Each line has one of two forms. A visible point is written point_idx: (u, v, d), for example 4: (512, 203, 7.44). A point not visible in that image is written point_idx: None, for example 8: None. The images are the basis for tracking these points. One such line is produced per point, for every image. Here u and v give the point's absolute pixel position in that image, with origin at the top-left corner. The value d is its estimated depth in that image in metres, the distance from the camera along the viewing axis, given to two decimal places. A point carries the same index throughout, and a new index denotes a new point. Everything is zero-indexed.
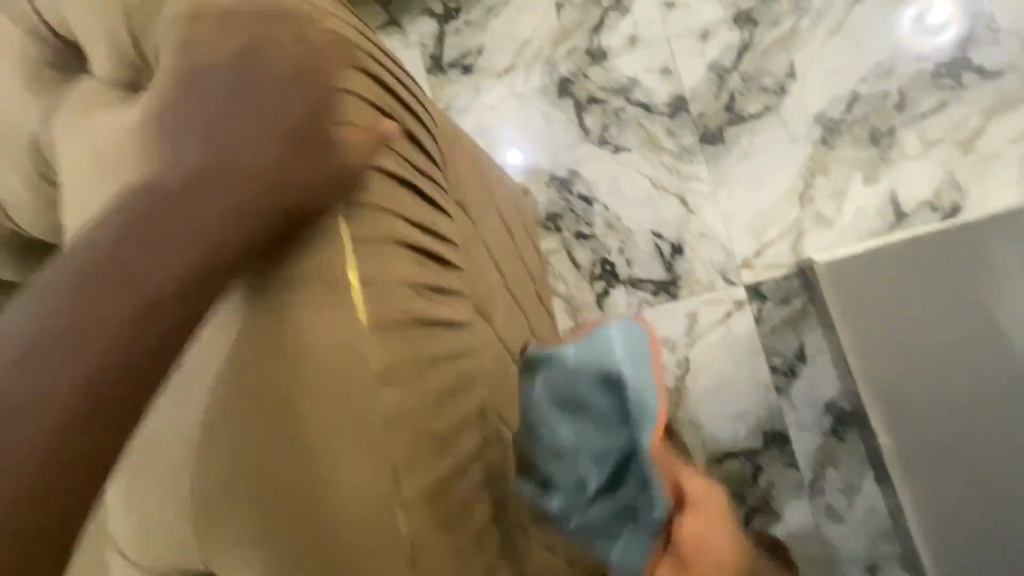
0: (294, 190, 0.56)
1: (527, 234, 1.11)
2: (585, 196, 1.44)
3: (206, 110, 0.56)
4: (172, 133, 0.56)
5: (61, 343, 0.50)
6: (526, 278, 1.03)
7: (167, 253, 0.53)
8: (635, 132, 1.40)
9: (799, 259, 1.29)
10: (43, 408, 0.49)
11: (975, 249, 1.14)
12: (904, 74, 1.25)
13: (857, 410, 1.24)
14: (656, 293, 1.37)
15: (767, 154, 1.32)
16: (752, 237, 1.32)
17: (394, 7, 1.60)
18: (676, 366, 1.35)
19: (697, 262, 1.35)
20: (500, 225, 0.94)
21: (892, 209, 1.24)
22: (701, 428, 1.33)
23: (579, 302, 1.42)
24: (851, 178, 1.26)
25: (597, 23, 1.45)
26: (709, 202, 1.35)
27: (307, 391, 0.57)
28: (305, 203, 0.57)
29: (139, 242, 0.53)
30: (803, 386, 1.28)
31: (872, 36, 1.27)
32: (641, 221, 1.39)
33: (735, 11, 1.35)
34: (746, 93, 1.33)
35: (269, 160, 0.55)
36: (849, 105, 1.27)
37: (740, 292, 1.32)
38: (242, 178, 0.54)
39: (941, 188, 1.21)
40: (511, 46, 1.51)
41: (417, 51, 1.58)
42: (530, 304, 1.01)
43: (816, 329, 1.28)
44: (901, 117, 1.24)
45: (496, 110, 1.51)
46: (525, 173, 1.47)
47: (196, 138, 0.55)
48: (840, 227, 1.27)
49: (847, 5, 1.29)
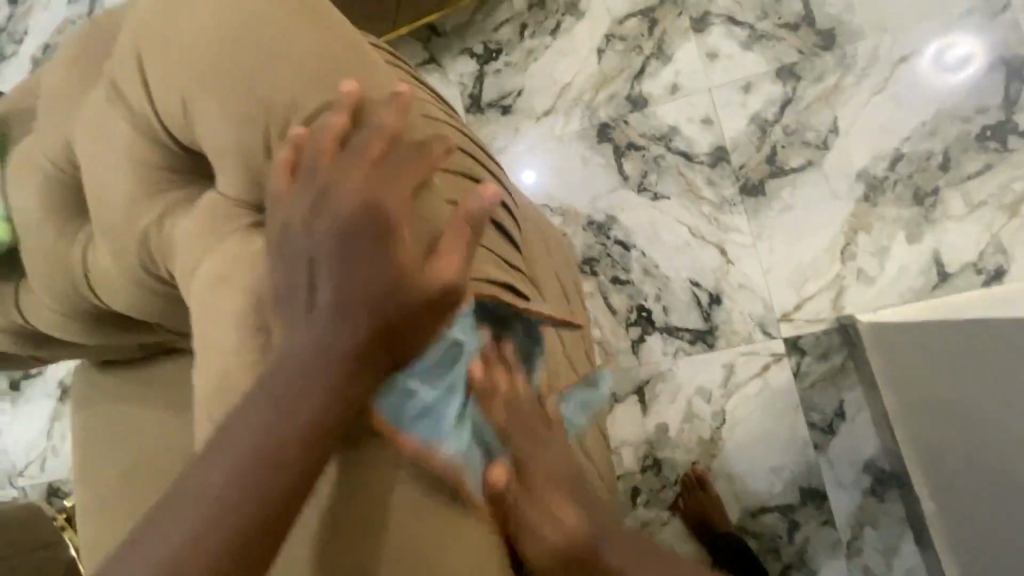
0: (414, 314, 0.58)
1: (572, 287, 1.12)
2: (623, 241, 1.44)
3: (314, 230, 0.59)
4: (307, 273, 0.59)
5: (217, 487, 0.54)
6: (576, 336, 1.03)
7: (307, 392, 0.57)
8: (675, 180, 1.41)
9: (840, 315, 1.28)
10: (197, 551, 0.52)
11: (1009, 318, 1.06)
12: (949, 135, 1.25)
13: (897, 470, 1.23)
14: (693, 342, 1.37)
15: (808, 208, 1.32)
16: (792, 290, 1.32)
17: (435, 46, 1.62)
18: (711, 417, 1.34)
19: (735, 312, 1.34)
20: (557, 285, 0.94)
21: (935, 269, 1.24)
22: (735, 481, 1.32)
23: (613, 347, 1.42)
24: (894, 235, 1.26)
25: (639, 70, 1.46)
26: (749, 253, 1.35)
27: (417, 474, 0.64)
28: (428, 322, 0.60)
29: (278, 392, 0.57)
30: (842, 443, 1.27)
31: (918, 95, 1.28)
32: (679, 270, 1.39)
33: (779, 64, 1.36)
34: (788, 147, 1.34)
35: (388, 292, 0.57)
36: (893, 163, 1.27)
37: (778, 345, 1.32)
38: (371, 313, 0.57)
39: (984, 251, 1.22)
40: (551, 89, 1.52)
41: (457, 90, 1.60)
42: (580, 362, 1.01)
43: (856, 387, 1.27)
44: (945, 177, 1.24)
45: (534, 151, 1.52)
46: (562, 216, 1.48)
47: (326, 275, 0.58)
48: (882, 284, 1.26)
49: (893, 64, 1.30)
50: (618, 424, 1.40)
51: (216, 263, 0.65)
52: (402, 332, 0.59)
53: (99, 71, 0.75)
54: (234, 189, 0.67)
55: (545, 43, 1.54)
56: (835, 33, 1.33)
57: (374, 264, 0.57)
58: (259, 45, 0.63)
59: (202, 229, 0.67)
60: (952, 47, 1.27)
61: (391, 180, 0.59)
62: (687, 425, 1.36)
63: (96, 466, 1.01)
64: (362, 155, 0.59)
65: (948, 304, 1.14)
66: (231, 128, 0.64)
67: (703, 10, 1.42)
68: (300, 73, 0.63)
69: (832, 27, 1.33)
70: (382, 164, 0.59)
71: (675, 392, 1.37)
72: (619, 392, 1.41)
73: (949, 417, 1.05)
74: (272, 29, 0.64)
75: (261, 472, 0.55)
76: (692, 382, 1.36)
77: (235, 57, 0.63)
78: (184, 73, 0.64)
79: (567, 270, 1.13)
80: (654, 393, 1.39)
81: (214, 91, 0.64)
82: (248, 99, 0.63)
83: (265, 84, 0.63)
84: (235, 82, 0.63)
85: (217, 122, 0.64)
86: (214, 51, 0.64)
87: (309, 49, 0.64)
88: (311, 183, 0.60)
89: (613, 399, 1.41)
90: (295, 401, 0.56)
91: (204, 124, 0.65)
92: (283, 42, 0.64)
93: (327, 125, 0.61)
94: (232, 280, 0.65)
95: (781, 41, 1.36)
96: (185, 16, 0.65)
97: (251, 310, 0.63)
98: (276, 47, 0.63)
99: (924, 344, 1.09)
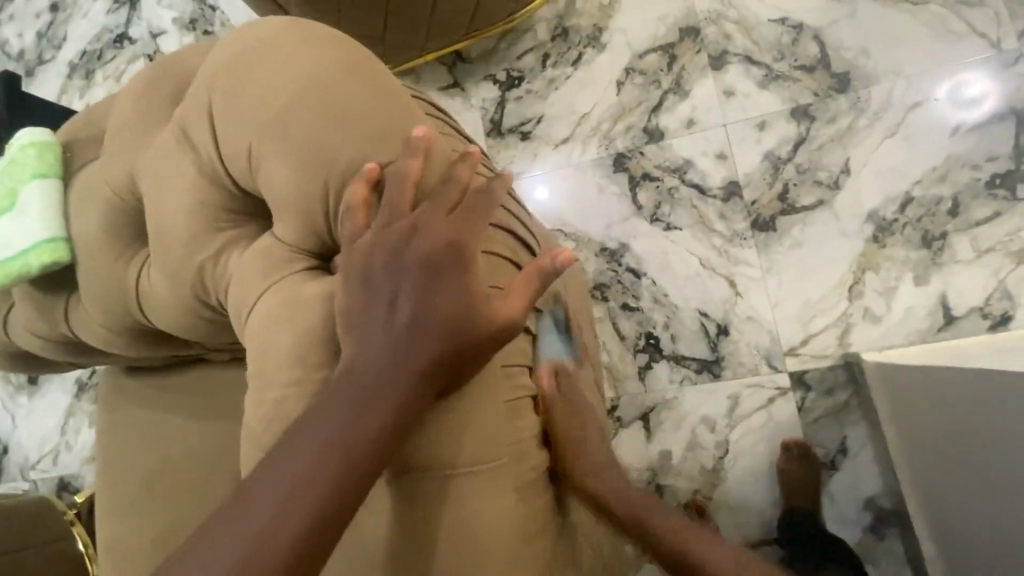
0: (475, 348, 0.67)
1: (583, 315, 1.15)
2: (634, 269, 1.47)
3: (389, 260, 0.66)
4: (386, 300, 0.66)
5: (296, 480, 0.62)
6: (586, 364, 1.07)
7: (380, 404, 0.64)
8: (688, 212, 1.44)
9: (845, 352, 1.30)
10: (277, 538, 0.60)
11: (999, 355, 1.08)
12: (959, 181, 1.28)
13: (898, 508, 1.24)
14: (699, 372, 1.39)
15: (818, 246, 1.35)
16: (799, 325, 1.34)
17: (459, 71, 1.68)
18: (715, 446, 1.37)
19: (743, 344, 1.37)
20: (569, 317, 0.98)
21: (941, 311, 1.26)
22: (736, 510, 1.34)
23: (621, 372, 1.45)
24: (902, 276, 1.29)
25: (657, 103, 1.50)
26: (758, 287, 1.37)
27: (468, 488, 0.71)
28: (485, 355, 0.68)
29: (353, 402, 0.64)
30: (844, 479, 1.28)
31: (929, 139, 1.31)
32: (689, 300, 1.42)
33: (794, 104, 1.40)
34: (801, 185, 1.37)
35: (458, 325, 0.65)
36: (902, 206, 1.30)
37: (784, 379, 1.34)
38: (444, 339, 0.65)
39: (991, 296, 1.24)
40: (570, 118, 1.57)
41: (478, 115, 1.66)
42: (590, 390, 1.05)
43: (860, 425, 1.28)
44: (954, 222, 1.27)
45: (551, 178, 1.57)
46: (576, 242, 1.52)
47: (405, 301, 0.65)
48: (889, 323, 1.28)
49: (906, 109, 1.33)
50: (622, 448, 1.42)
51: (270, 298, 0.71)
52: (466, 355, 0.67)
53: (161, 106, 0.81)
54: (286, 228, 0.72)
55: (567, 73, 1.59)
56: (849, 76, 1.37)
57: (448, 299, 0.65)
58: (323, 105, 0.68)
59: (255, 265, 0.73)
60: (965, 95, 1.30)
61: (466, 227, 0.66)
62: (691, 452, 1.38)
63: (116, 468, 1.05)
64: (443, 203, 0.67)
65: (946, 348, 1.17)
66: (290, 181, 0.69)
67: (721, 48, 1.47)
68: (357, 135, 0.68)
69: (847, 71, 1.37)
70: (461, 211, 0.67)
71: (680, 420, 1.40)
72: (624, 416, 1.44)
73: (939, 455, 1.07)
74: (334, 90, 0.69)
75: (336, 470, 0.62)
76: (698, 411, 1.39)
77: (297, 115, 0.68)
78: (248, 124, 0.70)
79: (577, 299, 1.18)
80: (659, 420, 1.41)
81: (276, 145, 0.69)
82: (307, 158, 0.68)
83: (324, 144, 0.68)
84: (298, 138, 0.68)
85: (277, 175, 0.69)
86: (281, 108, 0.69)
87: (369, 112, 0.69)
88: (393, 224, 0.67)
89: (618, 423, 1.44)
90: (369, 411, 0.64)
91: (264, 172, 0.70)
92: (342, 102, 0.69)
93: (405, 172, 0.67)
94: (283, 318, 0.70)
95: (796, 82, 1.40)
96: (255, 75, 0.71)
97: (316, 330, 0.69)
98: (339, 108, 0.68)
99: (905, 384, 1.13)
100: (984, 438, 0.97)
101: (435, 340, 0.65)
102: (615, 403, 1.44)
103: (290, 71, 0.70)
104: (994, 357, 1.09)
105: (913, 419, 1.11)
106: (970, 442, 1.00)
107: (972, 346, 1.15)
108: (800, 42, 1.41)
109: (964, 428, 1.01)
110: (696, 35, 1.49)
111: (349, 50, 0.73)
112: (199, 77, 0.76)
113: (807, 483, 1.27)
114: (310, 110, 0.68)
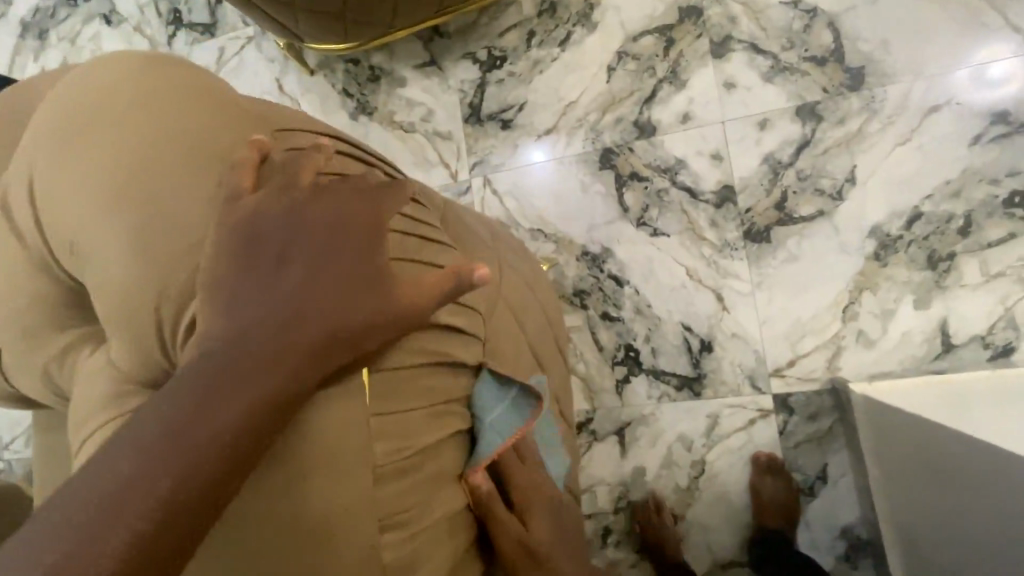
0: (390, 322, 0.57)
1: (552, 340, 1.06)
2: (617, 276, 1.37)
3: (284, 218, 0.56)
4: (276, 254, 0.55)
5: (124, 479, 0.46)
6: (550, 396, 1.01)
7: (254, 378, 0.51)
8: (677, 218, 1.34)
9: (834, 376, 1.23)
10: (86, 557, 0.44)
11: (991, 399, 1.03)
12: (974, 197, 1.16)
13: (873, 539, 1.20)
14: (679, 389, 1.32)
15: (816, 261, 1.25)
16: (787, 345, 1.26)
17: (436, 47, 1.53)
18: (690, 465, 1.31)
19: (726, 362, 1.29)
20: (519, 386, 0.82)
21: (940, 338, 1.17)
22: (708, 530, 1.30)
23: (597, 385, 1.38)
24: (901, 299, 1.19)
25: (649, 94, 1.36)
26: (746, 302, 1.28)
27: None
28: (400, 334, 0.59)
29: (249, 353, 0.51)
30: (821, 506, 1.23)
31: (945, 148, 1.18)
32: (672, 312, 1.33)
33: (800, 102, 1.26)
34: (801, 193, 1.26)
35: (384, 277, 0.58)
36: (909, 222, 1.19)
37: (767, 401, 1.27)
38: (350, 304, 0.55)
39: (995, 325, 1.15)
40: (555, 106, 1.44)
41: (456, 98, 1.52)
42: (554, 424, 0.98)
43: (843, 452, 1.22)
44: (964, 243, 1.16)
45: (532, 176, 1.45)
46: (556, 244, 1.42)
47: (302, 257, 0.55)
48: (882, 348, 1.20)
49: (924, 112, 1.20)
50: (595, 462, 1.38)
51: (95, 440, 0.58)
52: (377, 331, 0.57)
53: None
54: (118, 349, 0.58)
55: (553, 54, 1.44)
56: (864, 72, 1.23)
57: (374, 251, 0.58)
58: (200, 165, 0.57)
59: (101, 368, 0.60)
60: (992, 99, 1.16)
61: (384, 196, 0.61)
62: (665, 470, 1.33)
63: None
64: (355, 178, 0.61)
65: (943, 385, 1.09)
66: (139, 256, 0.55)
67: (724, 33, 1.31)
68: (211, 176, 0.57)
69: (862, 65, 1.23)
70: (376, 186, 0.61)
71: (656, 437, 1.34)
72: (598, 430, 1.38)
73: (914, 495, 1.04)
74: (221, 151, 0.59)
75: (213, 458, 0.48)
76: (675, 429, 1.33)
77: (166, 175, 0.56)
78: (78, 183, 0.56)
79: (546, 327, 1.05)
80: (634, 436, 1.36)
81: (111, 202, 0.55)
82: (167, 227, 0.55)
83: (194, 211, 0.56)
84: (163, 201, 0.56)
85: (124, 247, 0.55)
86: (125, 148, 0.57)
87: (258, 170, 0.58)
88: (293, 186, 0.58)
89: (591, 436, 1.38)
90: (257, 378, 0.51)
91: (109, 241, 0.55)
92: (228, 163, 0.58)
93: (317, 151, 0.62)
94: None
95: (805, 76, 1.26)
96: (113, 122, 0.58)
97: None
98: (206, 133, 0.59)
99: (883, 420, 1.09)
100: (958, 491, 0.94)
101: (356, 290, 0.56)
102: (589, 417, 1.39)
103: (162, 120, 0.58)
104: (987, 400, 1.03)
105: (893, 456, 1.08)
106: (946, 491, 0.96)
107: (970, 386, 1.07)
108: (812, 30, 1.26)
109: (943, 478, 0.97)
110: (697, 17, 1.33)
111: (248, 108, 0.64)
112: (35, 118, 0.61)
113: (782, 508, 1.22)
114: (184, 169, 0.57)
